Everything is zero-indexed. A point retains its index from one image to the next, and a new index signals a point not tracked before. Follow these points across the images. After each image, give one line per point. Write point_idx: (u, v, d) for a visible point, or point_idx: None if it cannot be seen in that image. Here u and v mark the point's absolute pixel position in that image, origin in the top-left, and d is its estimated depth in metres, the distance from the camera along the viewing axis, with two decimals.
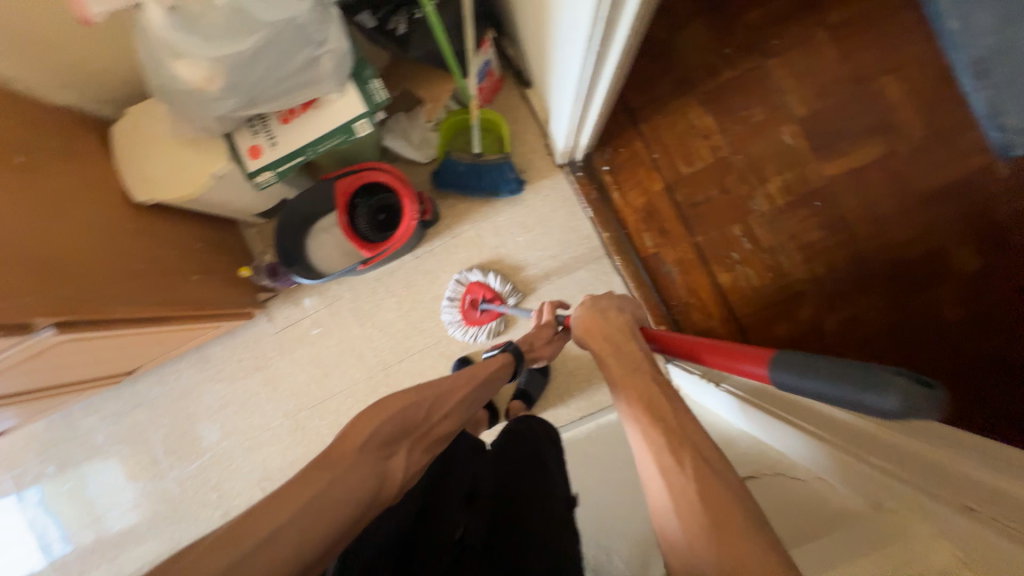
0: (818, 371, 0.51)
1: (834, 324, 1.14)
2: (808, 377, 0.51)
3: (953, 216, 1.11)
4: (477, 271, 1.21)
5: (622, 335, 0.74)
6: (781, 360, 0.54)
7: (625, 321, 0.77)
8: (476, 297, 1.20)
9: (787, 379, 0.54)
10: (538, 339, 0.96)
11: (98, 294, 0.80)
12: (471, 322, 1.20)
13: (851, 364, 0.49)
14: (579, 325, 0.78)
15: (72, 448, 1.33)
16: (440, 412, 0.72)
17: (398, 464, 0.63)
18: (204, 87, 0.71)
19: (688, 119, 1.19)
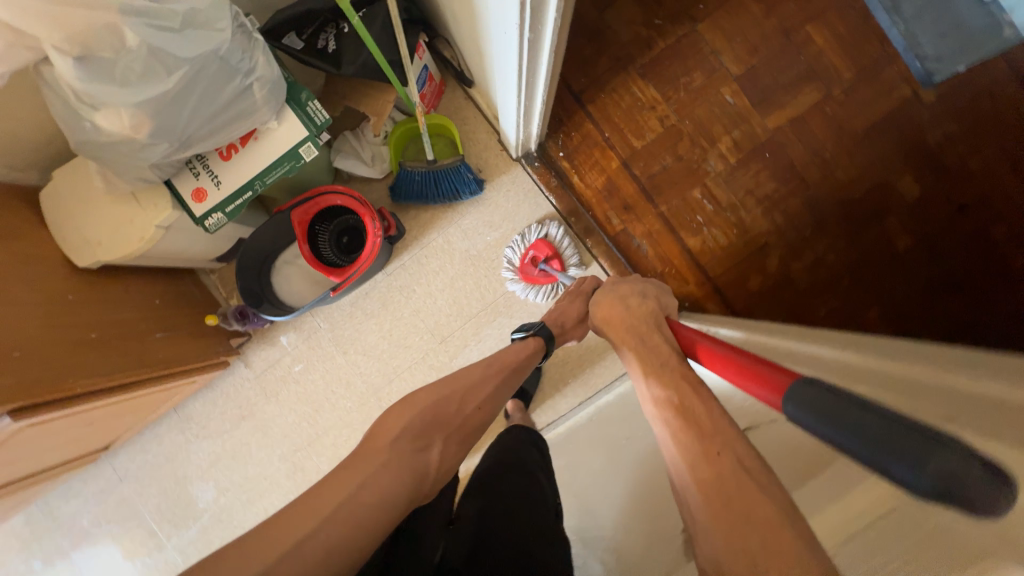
0: (834, 420, 0.43)
1: (801, 270, 1.18)
2: (820, 424, 0.44)
3: (892, 149, 1.17)
4: (544, 227, 1.18)
5: (644, 324, 0.77)
6: (795, 394, 0.47)
7: (648, 308, 0.80)
8: (538, 254, 1.17)
9: (798, 410, 0.46)
10: (569, 319, 0.95)
11: (53, 372, 0.77)
12: (527, 279, 1.17)
13: (878, 423, 0.40)
14: (601, 313, 0.84)
15: (58, 537, 1.25)
16: (473, 403, 0.75)
17: (435, 456, 0.67)
18: (133, 136, 0.67)
19: (632, 94, 1.20)
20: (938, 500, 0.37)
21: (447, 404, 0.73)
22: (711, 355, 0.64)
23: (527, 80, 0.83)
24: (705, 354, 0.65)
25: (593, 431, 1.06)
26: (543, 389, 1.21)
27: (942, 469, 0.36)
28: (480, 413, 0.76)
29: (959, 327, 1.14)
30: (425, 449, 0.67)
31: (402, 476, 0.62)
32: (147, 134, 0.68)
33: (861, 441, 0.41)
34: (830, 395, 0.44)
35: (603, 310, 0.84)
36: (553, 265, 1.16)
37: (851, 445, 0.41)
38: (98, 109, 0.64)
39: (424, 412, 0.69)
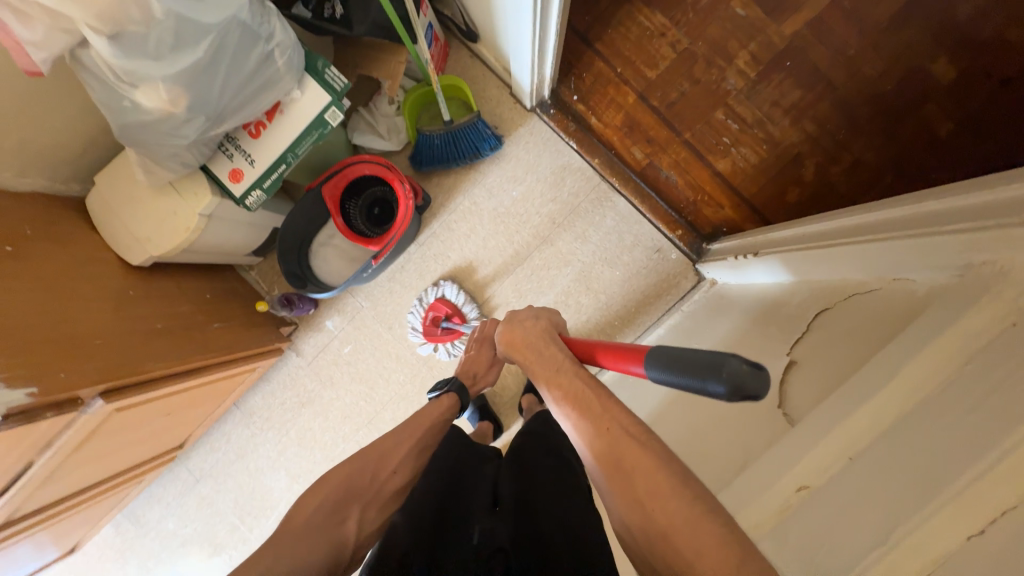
0: (673, 362, 0.48)
1: (839, 174, 1.15)
2: (668, 370, 0.49)
3: (921, 33, 1.12)
4: (437, 288, 1.20)
5: (541, 338, 0.69)
6: (651, 354, 0.52)
7: (543, 327, 0.71)
8: (438, 314, 1.19)
9: (656, 370, 0.51)
10: (480, 366, 0.97)
11: (132, 356, 0.80)
12: (432, 339, 1.17)
13: (694, 352, 0.46)
14: (504, 337, 0.72)
15: (148, 543, 1.31)
16: (388, 469, 0.72)
17: (353, 526, 0.64)
18: (171, 112, 0.69)
19: (639, 24, 1.18)
20: (735, 398, 0.42)
21: (362, 475, 0.69)
22: (606, 353, 0.61)
23: (541, 16, 0.81)
24: (598, 353, 0.63)
25: None
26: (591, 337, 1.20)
27: (740, 366, 0.41)
28: (398, 477, 0.72)
29: None
30: (339, 522, 0.64)
31: (318, 547, 0.60)
32: (185, 107, 0.69)
33: (682, 371, 0.47)
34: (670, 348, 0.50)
35: (503, 334, 0.73)
36: (454, 321, 1.18)
37: (679, 379, 0.47)
38: (137, 87, 0.66)
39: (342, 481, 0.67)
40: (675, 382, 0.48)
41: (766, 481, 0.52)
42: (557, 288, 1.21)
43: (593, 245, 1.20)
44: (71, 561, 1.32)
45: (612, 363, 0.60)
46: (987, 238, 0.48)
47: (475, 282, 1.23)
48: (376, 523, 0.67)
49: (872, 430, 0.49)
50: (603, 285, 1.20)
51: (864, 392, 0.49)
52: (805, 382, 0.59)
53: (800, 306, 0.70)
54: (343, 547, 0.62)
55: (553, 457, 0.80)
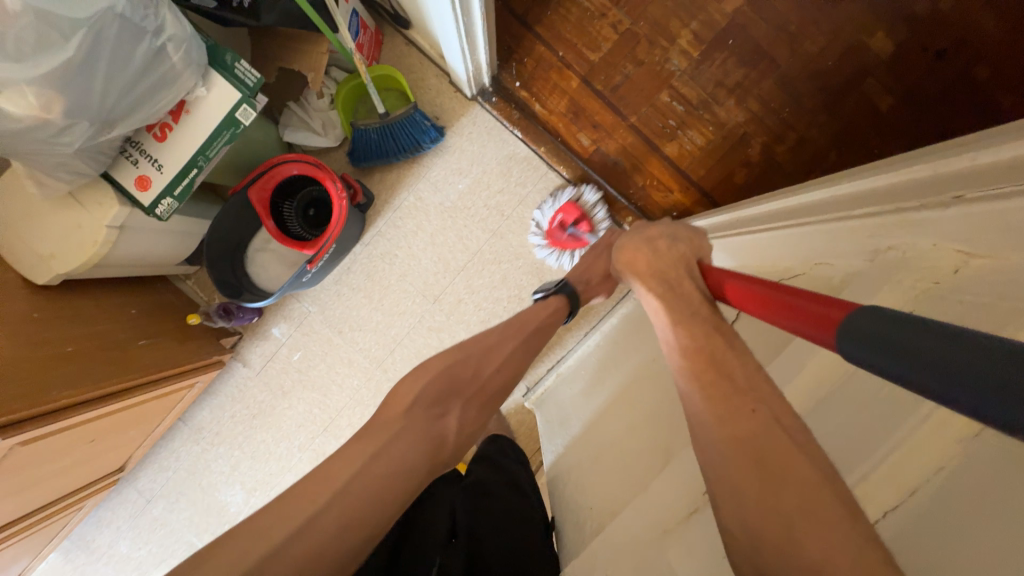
0: (885, 341, 0.32)
1: (786, 153, 1.14)
2: (871, 349, 0.33)
3: (857, 8, 1.11)
4: (575, 191, 1.12)
5: (670, 265, 0.69)
6: (849, 324, 0.36)
7: (676, 252, 0.71)
8: (566, 218, 1.11)
9: (846, 341, 0.36)
10: (592, 277, 0.92)
11: (35, 387, 0.74)
12: (555, 244, 1.13)
13: (940, 336, 0.29)
14: (624, 257, 0.75)
15: (100, 568, 1.26)
16: (494, 365, 0.74)
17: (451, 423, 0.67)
18: (45, 118, 0.62)
19: (579, 4, 1.13)
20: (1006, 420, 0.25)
21: (465, 367, 0.72)
22: (766, 301, 0.48)
23: None
24: (756, 296, 0.51)
25: (603, 351, 1.00)
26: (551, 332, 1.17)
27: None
28: (501, 375, 0.75)
29: None
30: (441, 417, 0.66)
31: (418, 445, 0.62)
32: (60, 113, 0.63)
33: (900, 356, 0.31)
34: (887, 319, 0.33)
35: (630, 252, 0.75)
36: (583, 228, 1.11)
37: (883, 363, 0.32)
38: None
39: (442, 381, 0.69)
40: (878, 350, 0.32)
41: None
42: (509, 283, 1.18)
43: None
44: None
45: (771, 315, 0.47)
46: (895, 226, 0.48)
47: (434, 276, 1.19)
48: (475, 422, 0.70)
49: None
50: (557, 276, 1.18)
51: None
52: None
53: None
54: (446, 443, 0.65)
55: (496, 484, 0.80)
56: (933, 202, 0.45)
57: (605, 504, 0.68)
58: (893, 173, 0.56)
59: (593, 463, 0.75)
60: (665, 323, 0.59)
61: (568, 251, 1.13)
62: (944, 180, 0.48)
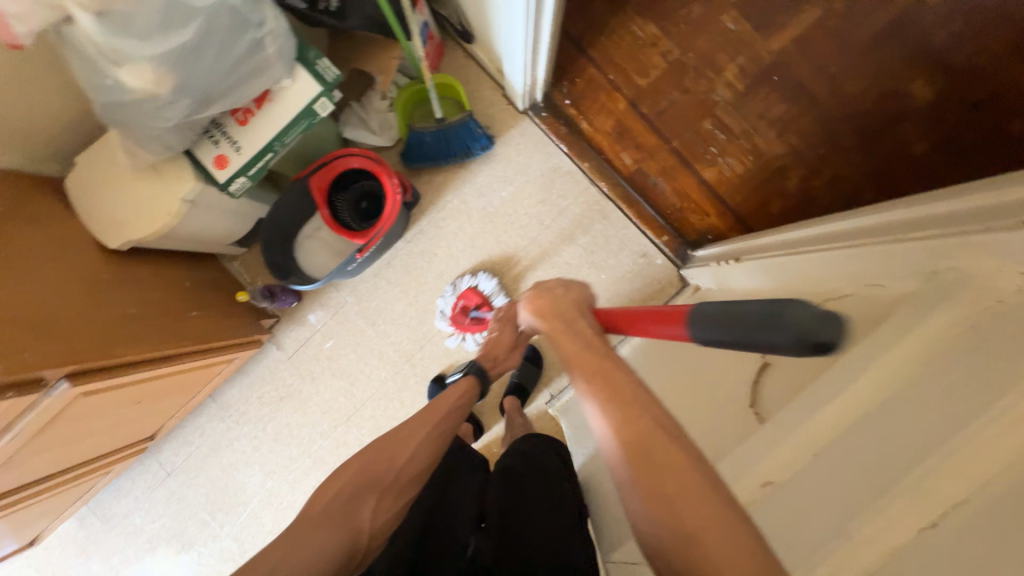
0: (722, 318, 0.49)
1: (821, 188, 1.18)
2: (715, 327, 0.49)
3: (899, 55, 1.16)
4: (469, 278, 1.19)
5: (573, 311, 0.65)
6: (693, 315, 0.52)
7: (576, 301, 0.67)
8: (467, 304, 1.18)
9: (700, 327, 0.51)
10: (501, 349, 0.86)
11: (102, 341, 0.77)
12: (460, 328, 1.18)
13: (752, 307, 0.46)
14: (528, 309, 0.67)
15: (113, 538, 1.28)
16: (404, 457, 0.68)
17: (366, 515, 0.63)
18: (155, 93, 0.68)
19: (632, 33, 1.20)
20: (803, 349, 0.42)
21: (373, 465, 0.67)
22: (644, 318, 0.59)
23: (534, 15, 0.82)
24: (637, 319, 0.60)
25: None
26: None
27: (800, 317, 0.42)
28: (414, 465, 0.68)
29: None
30: (354, 511, 0.63)
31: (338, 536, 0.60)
32: (169, 90, 0.69)
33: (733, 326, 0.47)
34: (717, 305, 0.50)
35: (532, 301, 0.67)
36: (483, 311, 1.16)
37: (728, 335, 0.48)
38: (121, 65, 0.65)
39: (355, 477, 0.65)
40: (714, 339, 0.50)
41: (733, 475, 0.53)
42: None
43: (580, 245, 1.21)
44: (33, 554, 1.28)
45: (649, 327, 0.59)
46: (956, 246, 0.50)
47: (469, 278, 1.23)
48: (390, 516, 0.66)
49: (837, 428, 0.49)
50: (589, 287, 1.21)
51: (833, 389, 0.49)
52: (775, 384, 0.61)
53: None
54: (360, 539, 0.62)
55: (530, 477, 0.80)
56: (994, 227, 0.48)
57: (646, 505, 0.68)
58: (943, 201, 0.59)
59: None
60: (590, 399, 0.54)
61: (472, 334, 1.18)
62: (1002, 208, 0.50)
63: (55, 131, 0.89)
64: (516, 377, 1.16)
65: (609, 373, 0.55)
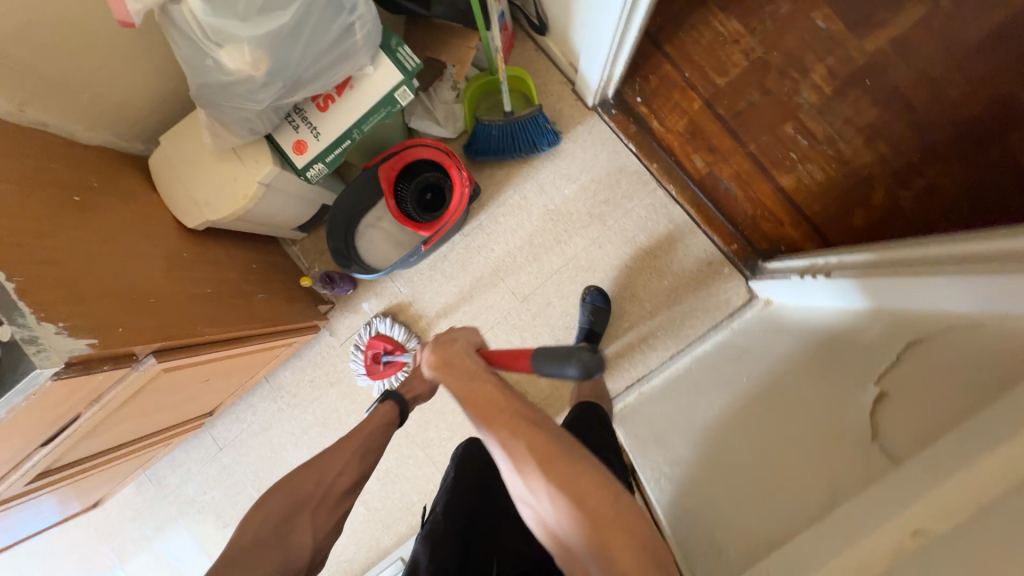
0: (551, 357, 0.64)
1: (912, 201, 1.08)
2: (546, 362, 0.64)
3: (1013, 60, 1.06)
4: (374, 325, 1.22)
5: (463, 357, 0.66)
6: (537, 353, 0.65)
7: (465, 347, 0.68)
8: (377, 351, 1.21)
9: (538, 362, 0.65)
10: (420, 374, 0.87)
11: (185, 319, 0.79)
12: (377, 377, 1.20)
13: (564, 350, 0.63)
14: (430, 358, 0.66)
15: (166, 506, 1.33)
16: (333, 471, 0.71)
17: (302, 535, 0.66)
18: (250, 76, 0.68)
19: (713, 28, 1.14)
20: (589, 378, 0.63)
21: (305, 481, 0.69)
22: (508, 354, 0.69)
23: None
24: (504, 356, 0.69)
25: (703, 376, 0.98)
26: (633, 344, 1.16)
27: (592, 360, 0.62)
28: (345, 479, 0.72)
29: None
30: (286, 534, 0.66)
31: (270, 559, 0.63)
32: (264, 72, 0.68)
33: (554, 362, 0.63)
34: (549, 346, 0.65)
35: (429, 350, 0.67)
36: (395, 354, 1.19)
37: (550, 369, 0.64)
38: (221, 46, 0.65)
39: (287, 495, 0.67)
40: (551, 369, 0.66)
41: (873, 517, 0.47)
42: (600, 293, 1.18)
43: (643, 247, 1.17)
44: (93, 514, 1.34)
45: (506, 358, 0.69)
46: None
47: (525, 277, 1.20)
48: (328, 526, 0.69)
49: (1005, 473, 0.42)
50: (650, 293, 1.16)
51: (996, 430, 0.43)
52: (900, 417, 0.56)
53: (879, 337, 0.67)
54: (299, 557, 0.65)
55: None
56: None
57: (753, 542, 0.62)
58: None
59: (717, 486, 0.73)
60: (496, 444, 0.57)
61: (390, 378, 1.19)
62: None
63: (143, 109, 0.91)
64: (585, 323, 1.13)
65: (499, 413, 0.59)
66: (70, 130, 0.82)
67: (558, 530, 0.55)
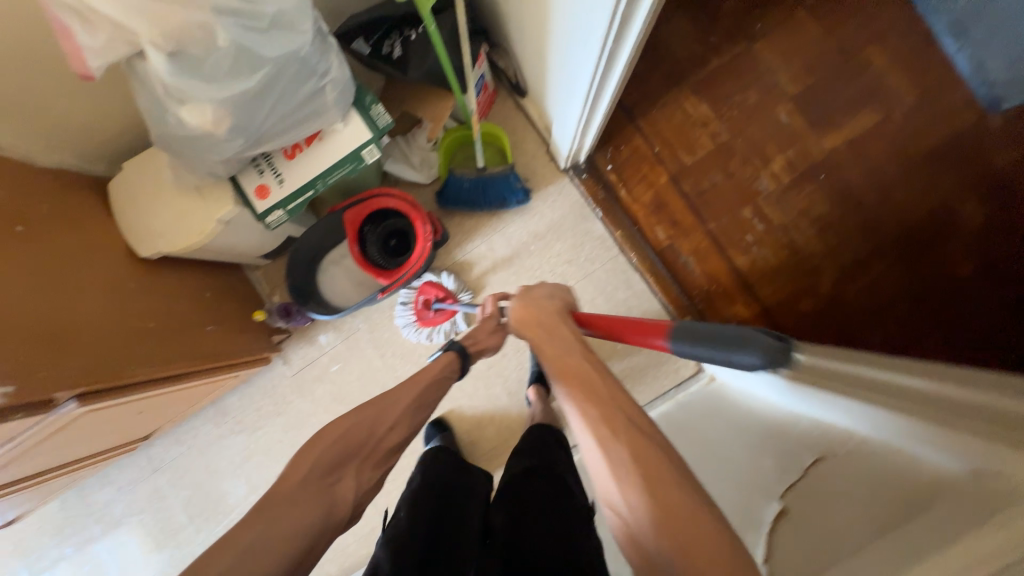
0: (707, 338, 0.69)
1: (855, 293, 1.14)
2: (700, 343, 0.69)
3: (953, 174, 1.13)
4: (429, 272, 1.19)
5: (555, 320, 0.72)
6: (682, 330, 0.70)
7: (556, 307, 0.76)
8: (429, 297, 1.18)
9: (684, 340, 0.70)
10: (481, 330, 0.88)
11: (117, 360, 0.78)
12: (426, 323, 1.18)
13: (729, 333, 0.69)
14: (516, 315, 0.76)
15: (91, 524, 1.27)
16: (387, 422, 0.67)
17: (347, 488, 0.60)
18: (212, 132, 0.69)
19: (685, 109, 1.20)
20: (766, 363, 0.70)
21: (360, 429, 0.64)
22: (629, 326, 0.75)
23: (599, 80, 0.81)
24: (621, 329, 0.76)
25: None
26: None
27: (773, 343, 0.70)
28: (395, 434, 0.67)
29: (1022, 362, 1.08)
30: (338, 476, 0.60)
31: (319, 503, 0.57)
32: (226, 129, 0.70)
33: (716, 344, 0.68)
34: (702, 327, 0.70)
35: (516, 309, 0.76)
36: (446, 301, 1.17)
37: (714, 351, 0.69)
38: (184, 103, 0.66)
39: (340, 441, 0.62)
40: (695, 354, 0.70)
41: None
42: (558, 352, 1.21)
43: (602, 307, 1.20)
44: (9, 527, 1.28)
45: (632, 335, 0.75)
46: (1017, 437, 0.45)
47: None
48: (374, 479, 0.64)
49: None
50: (604, 354, 1.19)
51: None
52: (791, 540, 0.61)
53: (796, 443, 0.69)
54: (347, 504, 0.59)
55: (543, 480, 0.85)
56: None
57: None
58: (999, 391, 0.55)
59: None
60: (585, 428, 0.55)
61: (439, 326, 1.18)
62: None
63: (109, 134, 0.91)
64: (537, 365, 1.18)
65: (600, 394, 0.57)
66: (27, 151, 0.82)
67: (647, 544, 0.47)
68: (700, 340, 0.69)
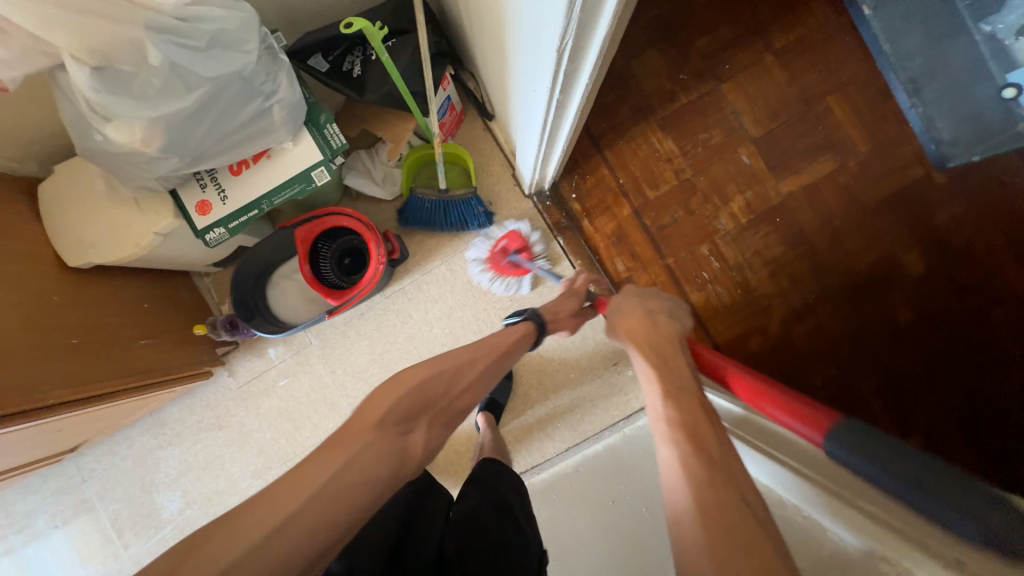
0: (877, 458, 0.46)
1: (802, 334, 1.18)
2: (864, 460, 0.47)
3: (899, 225, 1.18)
4: (519, 221, 1.18)
5: (669, 343, 0.69)
6: (841, 431, 0.50)
7: (675, 330, 0.73)
8: (508, 245, 1.16)
9: (841, 446, 0.49)
10: (563, 311, 0.92)
11: (27, 380, 0.73)
12: (494, 268, 1.16)
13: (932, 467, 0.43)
14: (624, 322, 0.75)
15: (10, 534, 1.20)
16: (462, 384, 0.73)
17: (417, 441, 0.66)
18: (142, 150, 0.66)
19: (651, 143, 1.21)
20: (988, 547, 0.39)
21: (435, 383, 0.70)
22: (743, 383, 0.62)
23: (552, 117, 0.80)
24: (733, 379, 0.64)
25: (583, 481, 1.01)
26: (533, 431, 1.19)
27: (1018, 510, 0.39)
28: (465, 398, 0.73)
29: (947, 408, 1.13)
30: (409, 430, 0.65)
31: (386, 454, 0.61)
32: (157, 148, 0.66)
33: (900, 480, 0.44)
34: (875, 441, 0.47)
35: (632, 319, 0.75)
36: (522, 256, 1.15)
37: (888, 482, 0.45)
38: (109, 120, 0.63)
39: (416, 391, 0.67)
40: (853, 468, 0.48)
41: None
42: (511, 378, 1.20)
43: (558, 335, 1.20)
44: None
45: (756, 399, 0.60)
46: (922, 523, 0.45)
47: (439, 346, 1.20)
48: (437, 441, 0.69)
49: None
50: (556, 382, 1.19)
51: None
52: None
53: None
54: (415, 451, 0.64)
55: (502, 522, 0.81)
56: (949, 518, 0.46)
57: None
58: None
59: None
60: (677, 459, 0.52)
61: (502, 278, 1.17)
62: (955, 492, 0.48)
63: (39, 134, 0.86)
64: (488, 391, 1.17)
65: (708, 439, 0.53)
66: None
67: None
68: (867, 460, 0.47)
